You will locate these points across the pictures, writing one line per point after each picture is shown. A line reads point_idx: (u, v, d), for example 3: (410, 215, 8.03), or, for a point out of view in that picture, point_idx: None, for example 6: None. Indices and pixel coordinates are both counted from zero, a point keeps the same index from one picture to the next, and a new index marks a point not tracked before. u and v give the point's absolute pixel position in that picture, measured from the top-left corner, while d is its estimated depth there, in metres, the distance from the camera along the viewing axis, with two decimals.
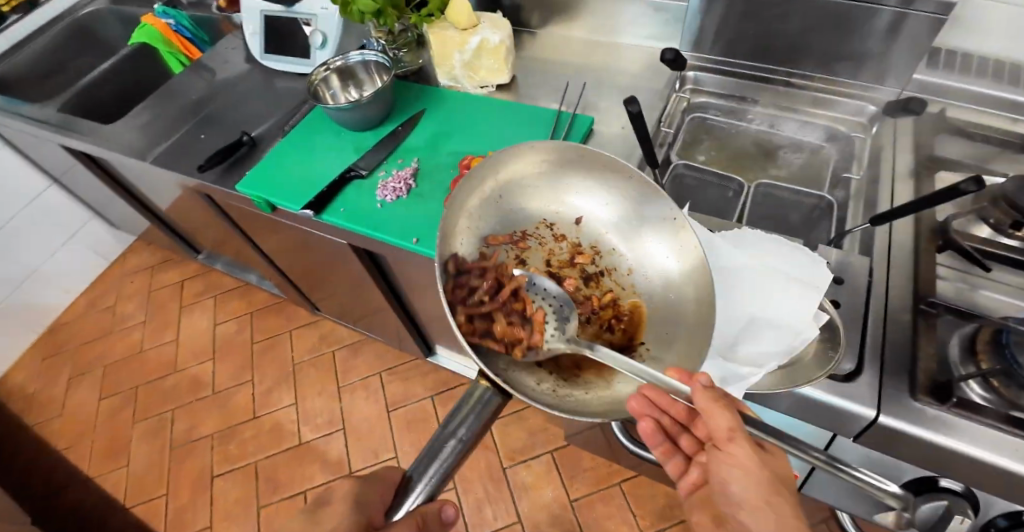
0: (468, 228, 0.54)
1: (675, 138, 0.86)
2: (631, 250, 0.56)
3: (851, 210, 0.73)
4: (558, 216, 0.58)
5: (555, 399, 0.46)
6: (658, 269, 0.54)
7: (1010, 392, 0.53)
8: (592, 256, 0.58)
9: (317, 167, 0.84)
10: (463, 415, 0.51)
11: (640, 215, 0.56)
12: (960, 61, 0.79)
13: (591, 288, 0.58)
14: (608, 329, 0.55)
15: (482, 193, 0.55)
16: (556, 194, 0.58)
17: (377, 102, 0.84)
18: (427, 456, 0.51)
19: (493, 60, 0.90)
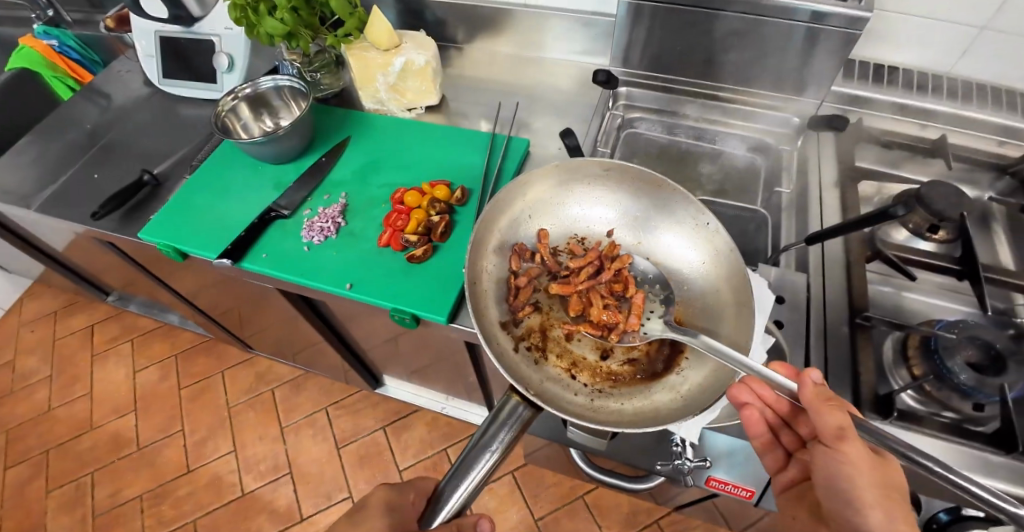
0: (501, 247, 0.59)
1: (612, 157, 0.85)
2: (664, 258, 0.60)
3: (785, 223, 0.75)
4: (591, 231, 0.63)
5: (589, 409, 0.50)
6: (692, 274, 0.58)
7: (941, 394, 0.56)
8: None
9: (234, 209, 0.77)
10: (493, 430, 0.48)
11: (670, 224, 0.60)
12: (870, 71, 0.84)
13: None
14: None
15: (514, 213, 0.61)
16: (585, 210, 0.63)
17: (297, 133, 0.78)
18: (459, 469, 0.46)
19: (419, 82, 0.85)
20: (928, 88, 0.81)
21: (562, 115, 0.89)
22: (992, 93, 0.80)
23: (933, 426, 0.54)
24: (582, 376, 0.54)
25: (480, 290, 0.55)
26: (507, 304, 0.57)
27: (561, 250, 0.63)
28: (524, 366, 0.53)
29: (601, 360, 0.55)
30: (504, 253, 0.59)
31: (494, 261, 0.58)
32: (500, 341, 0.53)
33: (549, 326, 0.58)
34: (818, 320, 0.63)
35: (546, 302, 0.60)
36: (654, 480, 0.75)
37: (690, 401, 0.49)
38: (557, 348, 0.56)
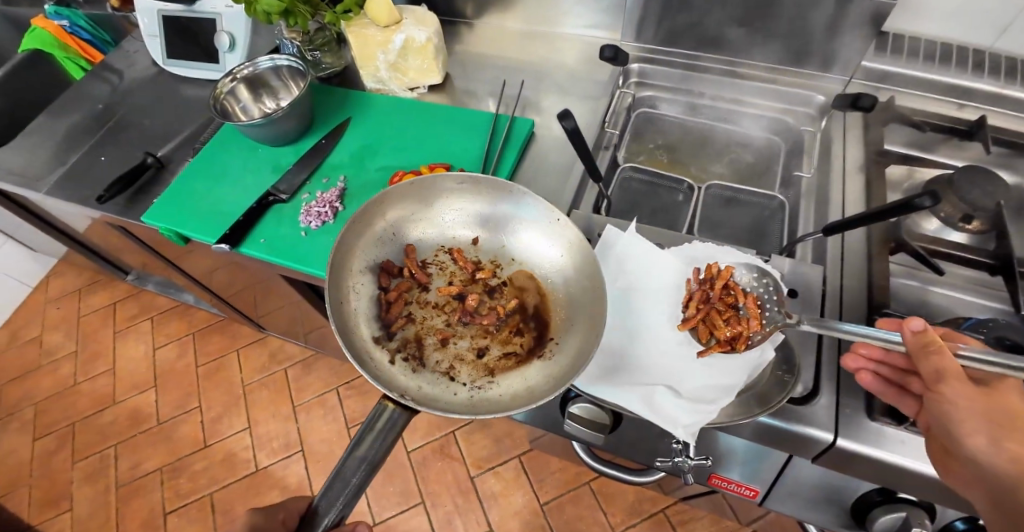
0: (365, 270, 0.53)
1: (620, 139, 0.81)
2: (528, 253, 0.56)
3: (804, 209, 0.70)
4: (456, 241, 0.58)
5: (469, 406, 0.44)
6: (552, 264, 0.54)
7: None
8: (493, 270, 0.57)
9: (233, 192, 0.76)
10: (367, 441, 0.44)
11: (524, 218, 0.56)
12: (905, 44, 0.77)
13: (497, 300, 0.56)
14: (517, 333, 0.52)
15: (374, 233, 0.55)
16: (446, 219, 0.58)
17: (295, 114, 0.76)
18: (332, 484, 0.44)
19: (421, 60, 0.82)
20: (969, 63, 0.75)
21: (570, 94, 0.85)
22: None
23: None
24: (462, 372, 0.49)
25: (346, 309, 0.49)
26: (380, 320, 0.51)
27: (428, 263, 0.58)
28: (396, 377, 0.46)
29: (476, 357, 0.50)
30: (371, 274, 0.53)
31: (359, 282, 0.52)
32: (367, 356, 0.46)
33: (422, 334, 0.52)
34: (832, 316, 0.60)
35: (419, 313, 0.54)
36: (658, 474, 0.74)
37: (564, 376, 0.44)
38: (431, 355, 0.50)
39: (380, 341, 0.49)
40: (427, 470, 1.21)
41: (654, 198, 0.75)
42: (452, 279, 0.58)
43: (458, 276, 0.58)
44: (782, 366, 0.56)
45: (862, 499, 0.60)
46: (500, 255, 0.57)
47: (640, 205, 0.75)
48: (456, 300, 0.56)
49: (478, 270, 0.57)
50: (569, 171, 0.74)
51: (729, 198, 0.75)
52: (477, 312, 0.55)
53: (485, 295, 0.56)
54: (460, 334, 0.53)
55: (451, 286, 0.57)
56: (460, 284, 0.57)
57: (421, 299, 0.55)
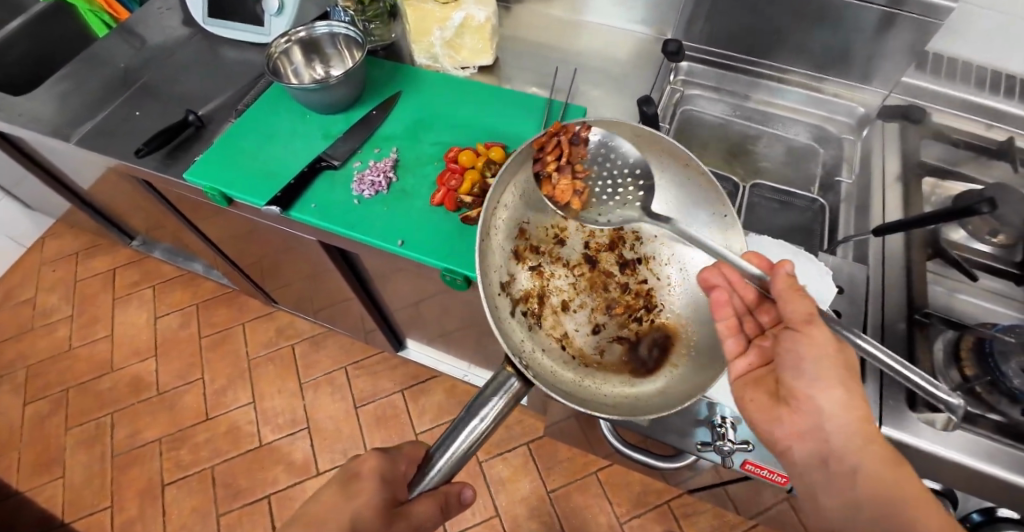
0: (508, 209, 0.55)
1: (670, 134, 0.84)
2: (670, 245, 0.58)
3: (843, 216, 0.74)
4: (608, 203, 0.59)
5: (577, 387, 0.51)
6: (692, 261, 0.57)
7: (992, 397, 0.54)
8: (631, 241, 0.59)
9: (280, 158, 0.75)
10: (487, 396, 0.51)
11: (690, 211, 0.57)
12: (945, 64, 0.80)
13: (626, 275, 0.59)
14: (635, 319, 0.57)
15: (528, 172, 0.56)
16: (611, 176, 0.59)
17: (350, 83, 0.76)
18: (449, 433, 0.50)
19: (476, 40, 0.83)
20: (998, 86, 0.78)
21: (617, 86, 0.87)
22: None
23: (984, 427, 0.53)
24: (570, 348, 0.55)
25: (487, 247, 0.51)
26: (510, 265, 0.55)
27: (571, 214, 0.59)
28: (517, 333, 0.52)
29: (591, 333, 0.57)
30: (512, 214, 0.55)
31: (501, 219, 0.54)
32: (497, 308, 0.51)
33: (546, 292, 0.57)
34: (876, 316, 0.62)
35: (549, 271, 0.58)
36: (688, 458, 0.76)
37: (675, 392, 0.50)
38: (545, 316, 0.56)
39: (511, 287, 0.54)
40: None
41: None
42: (588, 237, 0.60)
43: (595, 237, 0.59)
44: None
45: None
46: (641, 235, 0.59)
47: None
48: (586, 265, 0.59)
49: (617, 241, 0.60)
50: None
51: (781, 193, 0.76)
52: (604, 285, 0.59)
53: (615, 269, 0.59)
54: (580, 305, 0.58)
55: (586, 249, 0.59)
56: (594, 249, 0.60)
57: (553, 253, 0.58)
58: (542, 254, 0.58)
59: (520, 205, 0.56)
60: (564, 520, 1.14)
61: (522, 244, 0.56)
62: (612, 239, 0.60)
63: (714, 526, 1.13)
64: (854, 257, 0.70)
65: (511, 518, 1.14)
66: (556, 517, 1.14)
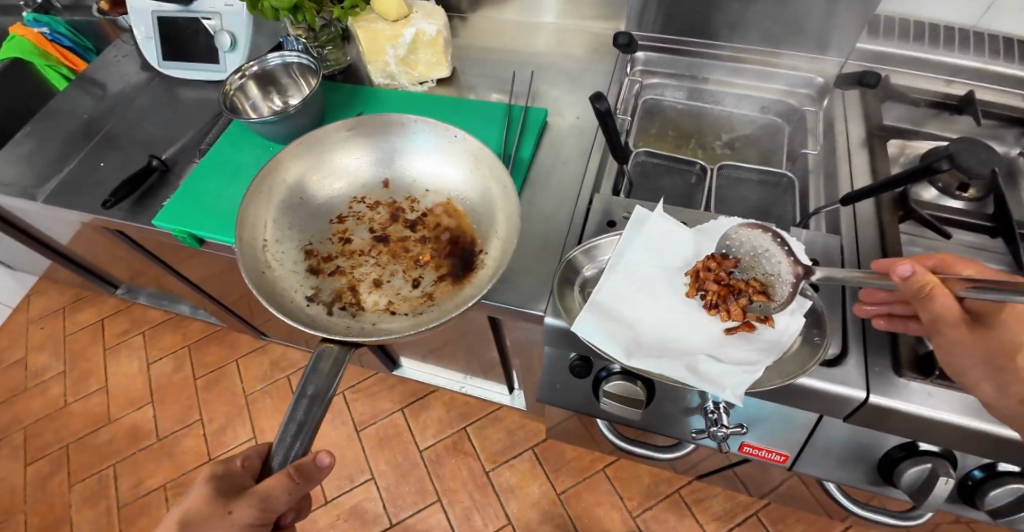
0: (285, 242, 0.62)
1: (632, 125, 0.82)
2: (429, 183, 0.71)
3: (813, 189, 0.73)
4: (365, 190, 0.71)
5: (416, 320, 0.58)
6: (452, 182, 0.70)
7: None
8: (406, 204, 0.71)
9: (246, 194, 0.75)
10: (315, 378, 0.48)
11: (414, 146, 0.71)
12: (896, 27, 0.81)
13: (418, 230, 0.68)
14: (438, 255, 0.66)
15: (285, 204, 0.65)
16: (351, 173, 0.71)
17: (307, 112, 0.76)
18: (289, 419, 0.47)
19: (430, 54, 0.83)
20: (952, 41, 0.79)
21: (576, 84, 0.87)
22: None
23: None
24: (402, 308, 0.60)
25: (272, 278, 0.58)
26: (309, 284, 0.60)
27: (347, 216, 0.69)
28: (340, 322, 0.57)
29: (409, 289, 0.63)
30: (290, 243, 0.63)
31: (277, 253, 0.61)
32: (306, 314, 0.56)
33: (356, 282, 0.63)
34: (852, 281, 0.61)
35: (353, 262, 0.65)
36: (686, 448, 0.77)
37: (488, 274, 0.60)
38: (362, 296, 0.61)
39: (315, 298, 0.59)
40: (441, 468, 1.21)
41: (668, 181, 0.76)
42: (372, 224, 0.69)
43: (376, 220, 0.69)
44: (812, 329, 0.57)
45: (888, 454, 0.64)
46: (412, 192, 0.71)
47: (655, 188, 0.76)
48: (381, 243, 0.67)
49: (399, 212, 0.70)
50: (588, 159, 0.77)
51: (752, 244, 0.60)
52: (404, 250, 0.67)
53: (404, 232, 0.68)
54: (392, 272, 0.64)
55: (375, 232, 0.68)
56: (380, 226, 0.69)
57: (345, 250, 0.65)
58: (345, 255, 0.65)
59: (283, 237, 0.63)
60: (577, 520, 1.13)
61: (315, 262, 0.63)
62: (392, 213, 0.70)
63: (726, 509, 1.13)
64: (827, 229, 0.69)
65: (524, 524, 1.13)
66: (570, 519, 1.13)
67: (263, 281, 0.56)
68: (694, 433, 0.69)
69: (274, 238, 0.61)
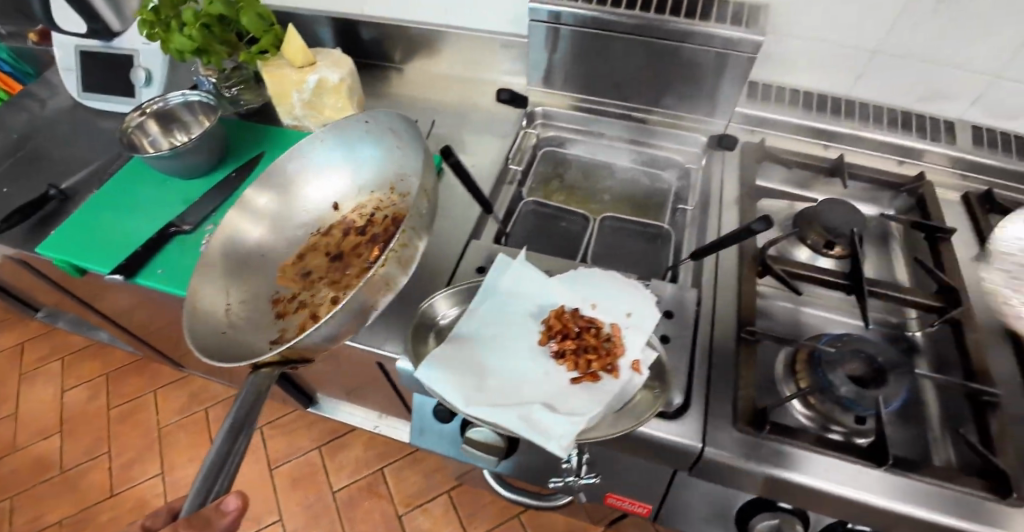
0: (245, 297, 0.61)
1: (525, 176, 0.85)
2: (375, 186, 0.70)
3: (685, 240, 0.76)
4: (322, 217, 0.70)
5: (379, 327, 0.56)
6: (395, 173, 0.69)
7: (824, 406, 0.60)
8: (362, 213, 0.70)
9: (136, 225, 0.76)
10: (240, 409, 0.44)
11: (348, 154, 0.71)
12: (777, 93, 0.85)
13: (377, 233, 0.68)
14: (397, 246, 0.65)
15: (237, 262, 0.63)
16: (296, 203, 0.70)
17: (202, 148, 0.77)
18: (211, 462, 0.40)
19: (335, 100, 0.85)
20: (834, 107, 0.83)
21: (481, 132, 0.91)
22: (902, 116, 0.82)
23: (805, 439, 0.54)
24: None
25: (229, 337, 0.55)
26: (275, 330, 0.59)
27: (305, 247, 0.68)
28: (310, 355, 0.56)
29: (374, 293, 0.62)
30: (252, 298, 0.61)
31: (236, 312, 0.59)
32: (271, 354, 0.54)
33: (321, 310, 0.61)
34: (704, 335, 0.63)
35: (319, 290, 0.64)
36: (559, 499, 0.78)
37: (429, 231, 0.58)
38: (325, 315, 0.60)
39: (280, 338, 0.57)
40: (354, 509, 1.17)
41: (553, 228, 0.79)
42: (332, 247, 0.69)
43: (338, 241, 0.69)
44: (654, 382, 0.57)
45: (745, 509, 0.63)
46: (359, 199, 0.71)
47: (541, 234, 0.78)
48: (342, 263, 0.67)
49: (350, 226, 0.70)
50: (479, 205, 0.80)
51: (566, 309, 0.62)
52: (366, 257, 0.66)
53: (363, 241, 0.68)
54: (354, 285, 0.63)
55: (331, 254, 0.68)
56: (340, 246, 0.69)
57: (306, 282, 0.65)
58: (312, 288, 0.65)
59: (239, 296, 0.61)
60: None
61: (281, 306, 0.62)
62: (352, 228, 0.70)
63: None
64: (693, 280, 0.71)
65: None
66: None
67: (222, 342, 0.53)
68: (557, 479, 0.68)
69: (234, 301, 0.59)
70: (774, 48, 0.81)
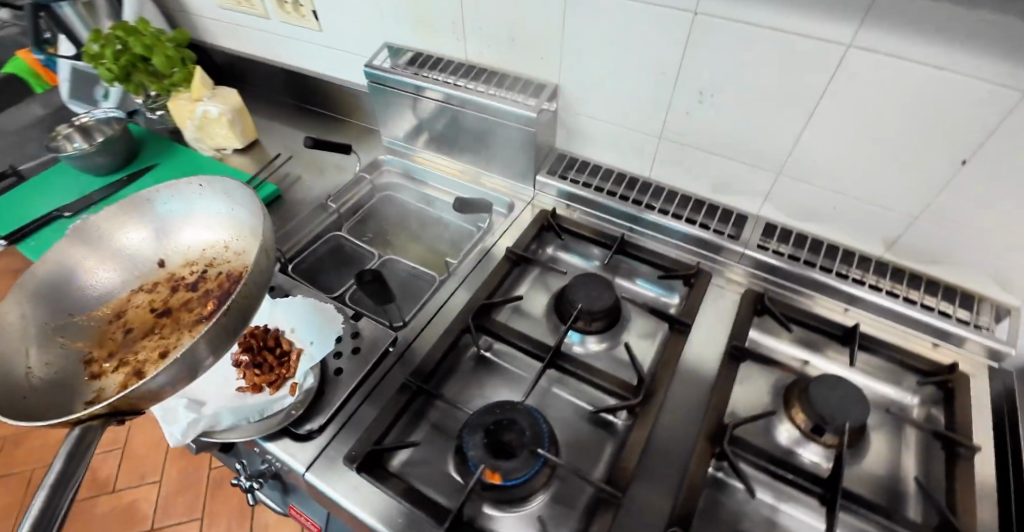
0: (54, 357, 0.54)
1: (348, 215, 0.94)
2: (193, 240, 0.68)
3: (444, 289, 0.79)
4: (141, 270, 0.67)
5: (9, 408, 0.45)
6: (211, 235, 0.68)
7: (462, 468, 0.59)
8: (186, 269, 0.68)
9: (38, 206, 0.96)
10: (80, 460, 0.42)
11: (184, 212, 0.68)
12: (587, 168, 0.87)
13: (200, 288, 0.67)
14: (201, 299, 0.67)
15: (28, 304, 0.56)
16: (138, 251, 0.67)
17: (106, 153, 0.99)
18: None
19: (222, 130, 1.05)
20: (633, 190, 0.83)
21: (336, 171, 1.04)
22: (698, 204, 0.80)
23: (392, 487, 0.56)
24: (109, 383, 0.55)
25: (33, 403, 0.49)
26: (92, 391, 0.55)
27: (127, 306, 0.65)
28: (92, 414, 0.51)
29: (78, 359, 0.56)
30: (47, 354, 0.54)
31: (40, 358, 0.53)
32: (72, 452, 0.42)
33: (103, 374, 0.57)
34: (378, 376, 0.67)
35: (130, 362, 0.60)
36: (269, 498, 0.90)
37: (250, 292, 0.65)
38: (149, 371, 0.58)
39: (95, 400, 0.53)
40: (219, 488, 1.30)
41: (342, 261, 0.88)
42: (155, 300, 0.67)
43: (160, 294, 0.67)
44: (301, 404, 0.62)
45: None
46: (188, 257, 0.68)
47: (329, 264, 0.87)
48: (164, 318, 0.66)
49: (178, 282, 0.68)
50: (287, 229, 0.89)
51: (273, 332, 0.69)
52: (187, 317, 0.66)
53: (188, 294, 0.67)
54: (184, 344, 0.63)
55: (158, 311, 0.66)
56: (167, 302, 0.67)
57: (130, 344, 0.62)
58: (112, 355, 0.60)
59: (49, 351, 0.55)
60: None
61: (95, 368, 0.57)
62: (175, 283, 0.68)
63: None
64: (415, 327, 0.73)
65: None
66: None
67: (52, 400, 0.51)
68: (244, 478, 0.69)
69: None
70: (575, 125, 0.84)
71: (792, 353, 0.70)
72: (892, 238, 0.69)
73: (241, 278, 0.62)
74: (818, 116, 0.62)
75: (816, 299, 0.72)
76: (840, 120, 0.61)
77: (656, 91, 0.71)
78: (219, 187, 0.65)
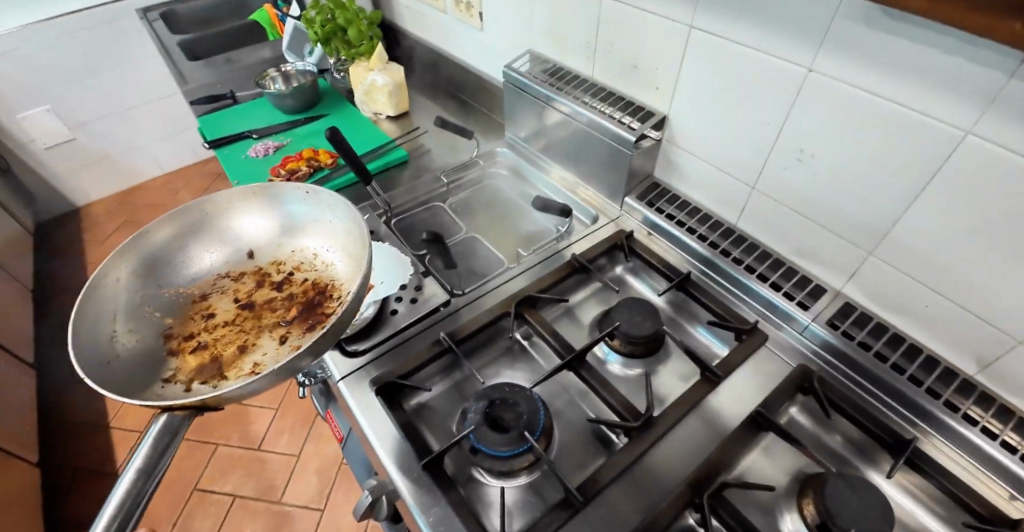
0: (140, 328, 0.64)
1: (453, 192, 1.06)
2: (293, 241, 0.79)
3: (507, 273, 0.86)
4: (230, 263, 0.77)
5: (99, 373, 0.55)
6: (308, 240, 0.78)
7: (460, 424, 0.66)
8: (274, 268, 0.78)
9: (239, 125, 1.25)
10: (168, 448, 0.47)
11: (286, 213, 0.79)
12: (677, 201, 0.88)
13: (283, 289, 0.76)
14: (284, 300, 0.75)
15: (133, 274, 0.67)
16: (226, 244, 0.77)
17: (296, 97, 1.24)
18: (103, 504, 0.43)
19: (384, 97, 1.26)
20: (713, 234, 0.82)
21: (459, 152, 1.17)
22: (780, 265, 0.77)
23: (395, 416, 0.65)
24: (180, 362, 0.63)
25: (118, 369, 0.58)
26: (175, 364, 0.64)
27: (211, 290, 0.75)
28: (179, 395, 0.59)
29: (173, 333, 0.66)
30: (139, 326, 0.64)
31: (123, 328, 0.62)
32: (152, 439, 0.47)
33: (181, 348, 0.67)
34: (424, 327, 0.77)
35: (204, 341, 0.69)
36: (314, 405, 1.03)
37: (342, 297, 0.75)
38: (227, 366, 0.66)
39: (171, 379, 0.62)
40: None
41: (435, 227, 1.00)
42: (237, 293, 0.76)
43: (243, 288, 0.76)
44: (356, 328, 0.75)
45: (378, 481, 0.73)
46: (278, 257, 0.78)
47: (423, 227, 0.99)
48: (245, 310, 0.75)
49: (263, 278, 0.77)
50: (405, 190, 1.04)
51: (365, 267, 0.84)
52: (265, 310, 0.75)
53: (273, 290, 0.77)
54: (258, 336, 0.72)
55: (239, 300, 0.75)
56: (246, 295, 0.76)
57: (207, 325, 0.71)
58: (192, 334, 0.69)
59: (139, 321, 0.65)
60: None
61: (176, 342, 0.67)
62: (259, 278, 0.78)
63: None
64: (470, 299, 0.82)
65: None
66: None
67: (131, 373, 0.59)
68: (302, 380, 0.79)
69: None
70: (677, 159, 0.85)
71: (830, 447, 0.64)
72: (988, 360, 0.60)
73: (333, 293, 0.73)
74: (922, 204, 0.57)
75: (874, 396, 0.65)
76: (946, 212, 0.56)
77: (758, 141, 0.70)
78: (321, 200, 0.76)
